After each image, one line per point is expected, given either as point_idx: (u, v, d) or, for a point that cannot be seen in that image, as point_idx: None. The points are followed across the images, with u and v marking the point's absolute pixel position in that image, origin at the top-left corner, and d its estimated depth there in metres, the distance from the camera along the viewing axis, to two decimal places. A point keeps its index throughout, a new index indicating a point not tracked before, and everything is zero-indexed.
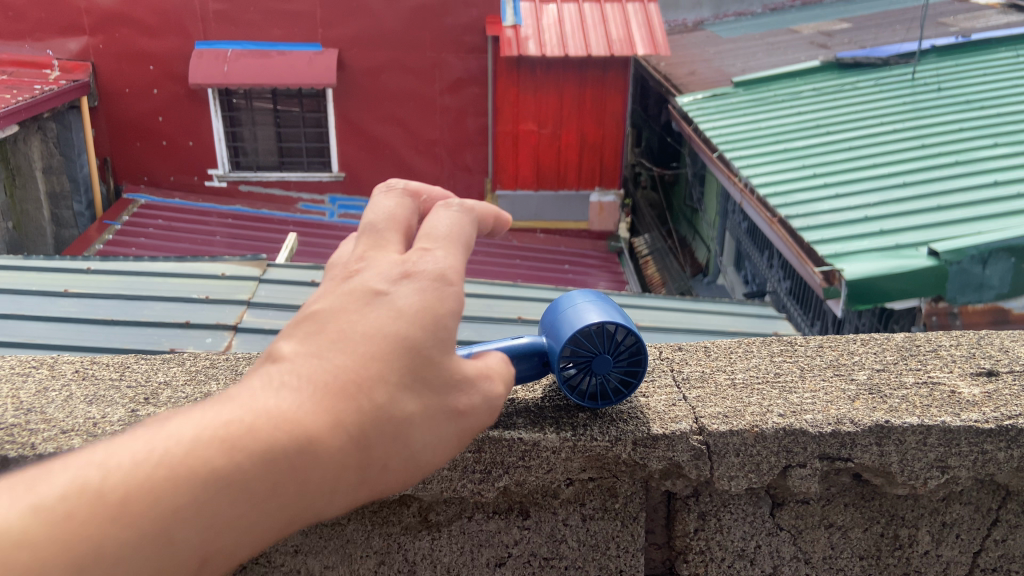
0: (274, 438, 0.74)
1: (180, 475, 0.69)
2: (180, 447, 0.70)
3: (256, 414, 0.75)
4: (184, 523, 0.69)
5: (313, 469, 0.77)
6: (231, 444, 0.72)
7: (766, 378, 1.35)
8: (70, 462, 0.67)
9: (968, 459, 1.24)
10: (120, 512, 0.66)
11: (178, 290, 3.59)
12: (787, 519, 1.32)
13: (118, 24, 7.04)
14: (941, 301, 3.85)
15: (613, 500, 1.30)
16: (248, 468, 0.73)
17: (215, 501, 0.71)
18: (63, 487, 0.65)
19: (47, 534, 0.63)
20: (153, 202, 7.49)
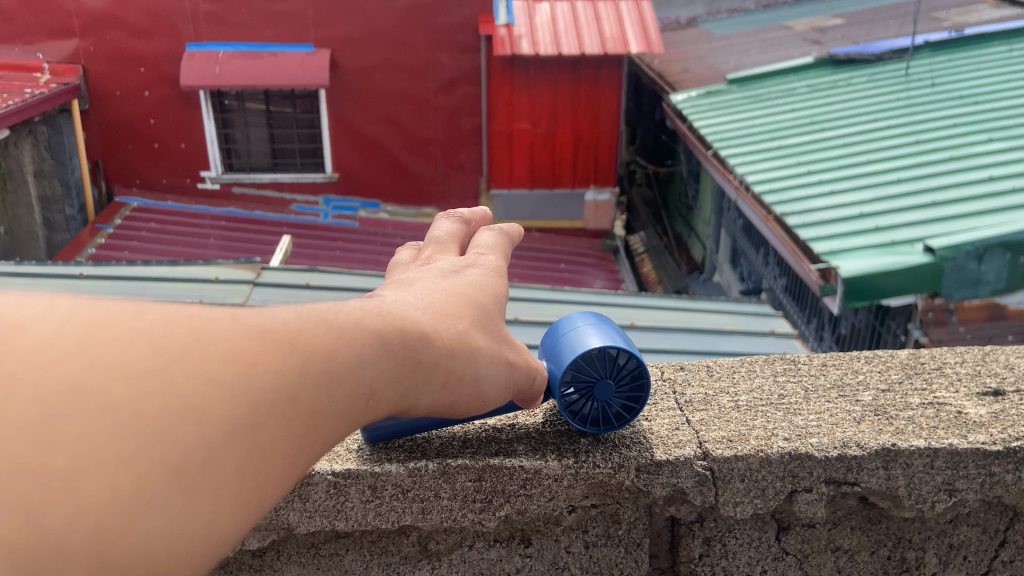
0: (300, 346, 0.79)
1: (212, 351, 0.72)
2: (216, 328, 0.74)
3: (282, 318, 0.79)
4: (206, 400, 0.70)
5: (327, 384, 0.81)
6: (262, 337, 0.76)
7: (770, 400, 1.33)
8: (115, 311, 0.71)
9: (975, 481, 1.23)
10: (147, 369, 0.68)
11: (172, 295, 3.54)
12: (792, 544, 1.30)
13: (108, 27, 6.99)
14: (937, 297, 3.88)
15: (616, 527, 1.28)
16: (274, 361, 0.76)
17: (238, 381, 0.73)
18: (101, 333, 0.68)
19: (81, 370, 0.66)
20: (146, 205, 7.45)
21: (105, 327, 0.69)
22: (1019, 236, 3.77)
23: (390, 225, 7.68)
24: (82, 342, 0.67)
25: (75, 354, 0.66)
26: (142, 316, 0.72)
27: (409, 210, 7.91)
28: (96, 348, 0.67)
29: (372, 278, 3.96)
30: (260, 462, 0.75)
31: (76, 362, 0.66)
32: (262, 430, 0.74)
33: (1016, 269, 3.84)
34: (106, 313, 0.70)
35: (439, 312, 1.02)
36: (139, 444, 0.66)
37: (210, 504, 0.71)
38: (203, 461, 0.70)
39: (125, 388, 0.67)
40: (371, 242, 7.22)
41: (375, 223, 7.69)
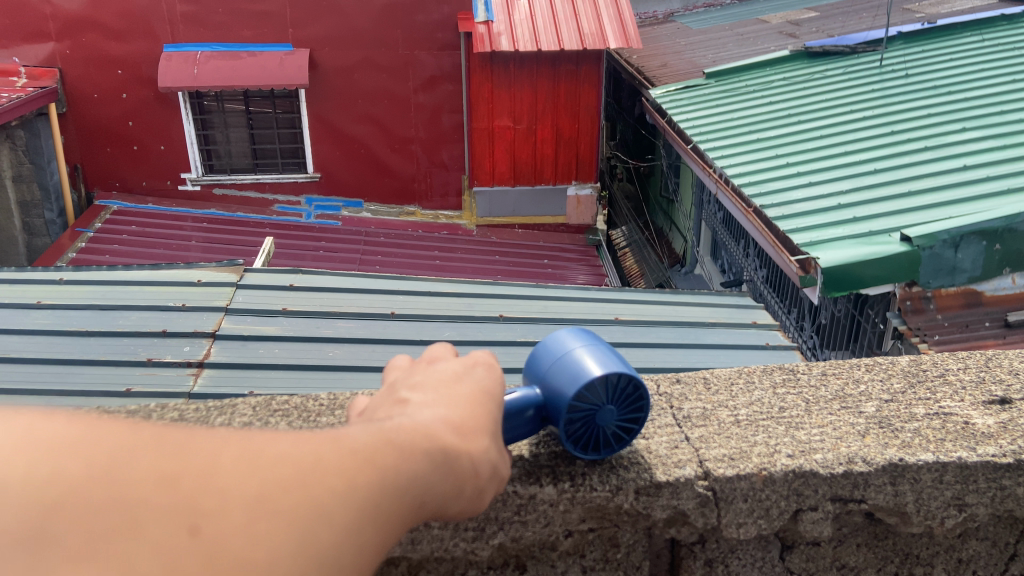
0: (385, 462, 0.79)
1: (327, 465, 0.73)
2: (320, 447, 0.75)
3: (368, 439, 0.79)
4: (331, 510, 0.71)
5: (406, 496, 0.80)
6: (357, 454, 0.76)
7: (771, 414, 1.29)
8: (233, 435, 0.72)
9: (985, 495, 1.20)
10: (280, 483, 0.69)
11: (153, 298, 3.47)
12: (797, 563, 1.26)
13: (83, 29, 6.88)
14: (915, 285, 3.83)
15: (615, 550, 1.24)
16: (372, 475, 0.76)
17: (350, 493, 0.73)
18: (238, 454, 0.69)
19: (226, 483, 0.67)
20: (126, 208, 7.33)
21: (238, 449, 0.70)
22: (994, 223, 3.79)
23: (373, 223, 7.62)
24: (219, 464, 0.68)
25: (218, 472, 0.67)
26: (259, 438, 0.73)
27: (392, 209, 7.83)
28: (234, 464, 0.68)
29: (356, 278, 3.89)
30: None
31: (222, 479, 0.67)
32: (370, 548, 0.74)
33: (992, 256, 3.85)
34: (230, 439, 0.71)
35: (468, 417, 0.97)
36: (289, 555, 0.67)
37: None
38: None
39: (268, 503, 0.68)
40: (355, 241, 7.14)
41: (358, 221, 7.61)
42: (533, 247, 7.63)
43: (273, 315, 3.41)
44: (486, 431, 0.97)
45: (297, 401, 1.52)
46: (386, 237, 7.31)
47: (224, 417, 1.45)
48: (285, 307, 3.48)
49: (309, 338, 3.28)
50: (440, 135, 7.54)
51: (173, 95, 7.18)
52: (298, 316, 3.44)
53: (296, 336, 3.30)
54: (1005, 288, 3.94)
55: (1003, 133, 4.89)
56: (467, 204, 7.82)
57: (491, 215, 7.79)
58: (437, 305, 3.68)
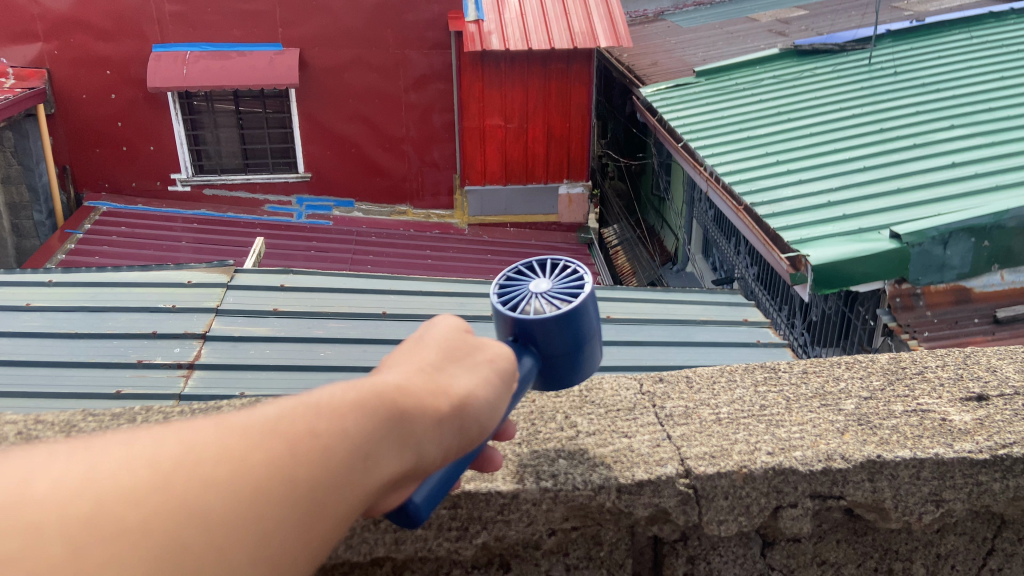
0: (331, 432, 0.72)
1: (247, 453, 0.66)
2: (235, 431, 0.67)
3: (301, 408, 0.71)
4: (265, 499, 0.65)
5: (356, 464, 0.73)
6: (299, 430, 0.70)
7: (752, 412, 1.31)
8: (131, 436, 0.65)
9: (963, 491, 1.21)
10: (194, 489, 0.62)
11: (143, 300, 3.47)
12: (778, 559, 1.28)
13: (71, 30, 6.86)
14: (904, 281, 3.87)
15: (598, 548, 1.25)
16: (313, 448, 0.70)
17: (284, 477, 0.67)
18: (137, 460, 0.62)
19: (127, 491, 0.60)
20: (116, 209, 7.29)
21: (136, 454, 0.63)
22: (982, 219, 3.82)
23: (364, 223, 7.61)
24: (116, 477, 0.61)
25: (116, 484, 0.60)
26: (159, 435, 0.65)
27: (383, 209, 7.84)
28: (136, 474, 0.61)
29: (347, 278, 3.89)
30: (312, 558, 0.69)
31: (125, 491, 0.60)
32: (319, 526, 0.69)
33: (980, 253, 3.89)
34: (125, 441, 0.64)
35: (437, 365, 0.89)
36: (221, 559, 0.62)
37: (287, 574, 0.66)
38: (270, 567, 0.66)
39: (188, 511, 0.61)
40: (346, 241, 7.14)
41: (349, 221, 7.60)
42: (524, 245, 7.63)
43: (264, 316, 3.41)
44: (461, 375, 0.91)
45: None
46: (377, 237, 7.31)
47: None
48: (276, 307, 3.48)
49: (300, 339, 3.28)
50: (431, 134, 7.54)
51: (162, 95, 7.15)
52: (289, 317, 3.44)
53: (287, 337, 3.29)
54: (995, 284, 3.98)
55: (992, 130, 4.92)
56: (458, 203, 7.82)
57: (483, 214, 7.81)
58: (427, 305, 3.69)
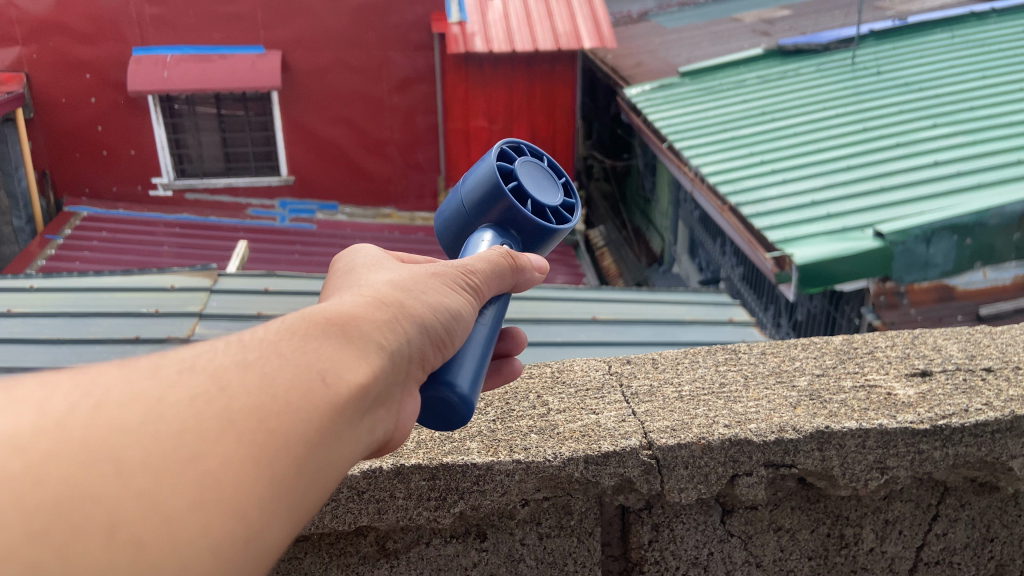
0: (314, 346, 0.75)
1: (238, 375, 0.68)
2: (214, 355, 0.69)
3: (276, 331, 0.74)
4: (273, 414, 0.67)
5: (342, 366, 0.76)
6: (269, 346, 0.72)
7: (712, 389, 1.39)
8: (103, 368, 0.65)
9: (906, 459, 1.29)
10: (197, 410, 0.63)
11: (127, 304, 3.50)
12: (736, 526, 1.37)
13: (51, 33, 6.86)
14: (888, 281, 4.00)
15: (569, 518, 1.32)
16: (309, 373, 0.72)
17: (284, 389, 0.69)
18: (121, 388, 0.63)
19: (119, 416, 0.60)
20: (96, 214, 7.29)
21: (121, 386, 0.63)
22: (964, 218, 3.89)
23: (348, 227, 7.64)
24: (106, 405, 0.61)
25: (106, 412, 0.60)
26: (130, 366, 0.66)
27: (368, 211, 7.88)
28: (125, 399, 0.62)
29: None
30: (336, 466, 0.72)
31: (117, 417, 0.60)
32: (333, 434, 0.72)
33: (963, 250, 3.98)
34: (99, 372, 0.64)
35: (396, 280, 0.94)
36: (247, 473, 0.63)
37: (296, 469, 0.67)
38: (298, 479, 0.67)
39: (198, 428, 0.62)
40: (330, 244, 7.17)
41: (333, 225, 7.64)
42: None
43: (248, 319, 3.44)
44: (426, 283, 0.96)
45: None
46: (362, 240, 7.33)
47: None
48: (260, 311, 3.52)
49: None
50: (415, 137, 7.60)
51: (143, 99, 7.16)
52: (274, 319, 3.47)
53: None
54: (977, 281, 4.14)
55: (972, 129, 5.03)
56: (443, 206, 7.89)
57: None
58: None
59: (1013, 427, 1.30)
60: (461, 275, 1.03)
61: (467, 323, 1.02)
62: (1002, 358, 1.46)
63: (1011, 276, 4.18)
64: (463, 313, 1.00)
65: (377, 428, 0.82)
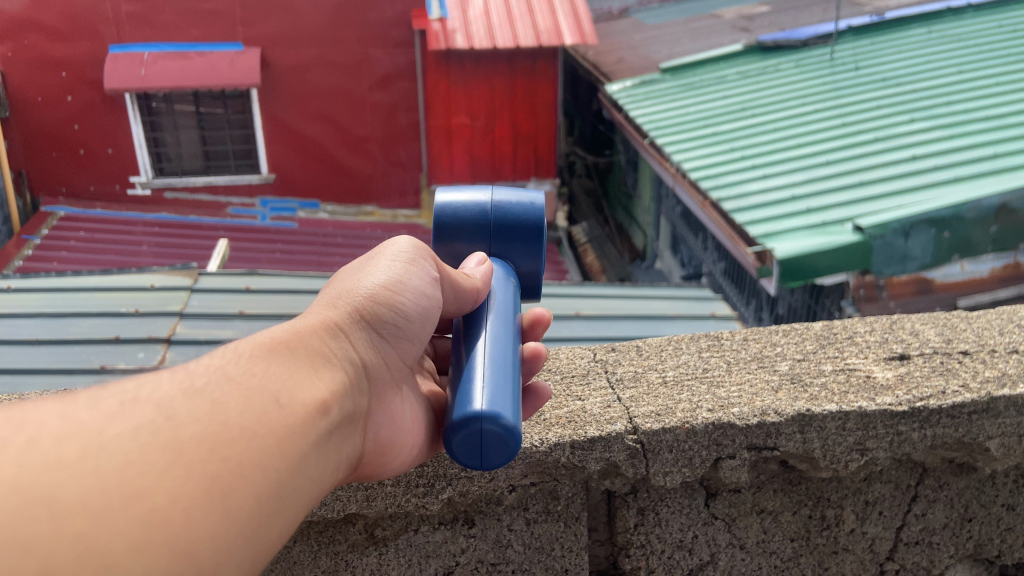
0: (262, 366, 0.86)
1: (184, 404, 0.77)
2: (160, 386, 0.79)
3: (224, 356, 0.85)
4: (224, 443, 0.76)
5: (295, 388, 0.86)
6: (218, 376, 0.82)
7: (695, 374, 1.42)
8: (44, 405, 0.75)
9: (885, 440, 1.32)
10: (141, 445, 0.72)
11: (106, 305, 3.47)
12: (721, 508, 1.39)
13: (26, 31, 6.78)
14: (869, 274, 4.05)
15: (556, 503, 1.34)
16: (265, 396, 0.83)
17: (234, 416, 0.79)
18: (60, 425, 0.72)
19: (58, 452, 0.69)
20: (74, 214, 7.17)
21: (59, 422, 0.72)
22: (943, 212, 3.93)
23: (330, 225, 7.61)
24: (47, 445, 0.69)
25: (44, 446, 0.69)
26: (70, 401, 0.76)
27: (349, 209, 7.89)
28: (67, 436, 0.71)
29: (313, 279, 3.92)
30: (297, 481, 0.82)
31: (57, 455, 0.69)
32: (291, 453, 0.82)
33: (940, 243, 4.02)
34: (38, 409, 0.74)
35: (334, 287, 1.07)
36: (195, 507, 0.71)
37: (239, 497, 0.76)
38: (251, 507, 0.77)
39: (142, 460, 0.71)
40: (312, 241, 7.12)
41: (315, 223, 7.60)
42: None
43: (229, 319, 3.41)
44: (363, 276, 1.07)
45: None
46: (344, 237, 7.29)
47: None
48: (242, 310, 3.49)
49: None
50: (397, 134, 7.60)
51: (120, 96, 7.09)
52: (255, 318, 3.45)
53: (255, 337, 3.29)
54: (955, 274, 4.24)
55: (950, 123, 5.10)
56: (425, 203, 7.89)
57: None
58: None
59: (990, 408, 1.33)
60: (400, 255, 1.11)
61: (428, 295, 1.10)
62: (979, 341, 1.49)
63: (989, 269, 4.28)
64: (413, 284, 1.08)
65: (347, 441, 0.95)
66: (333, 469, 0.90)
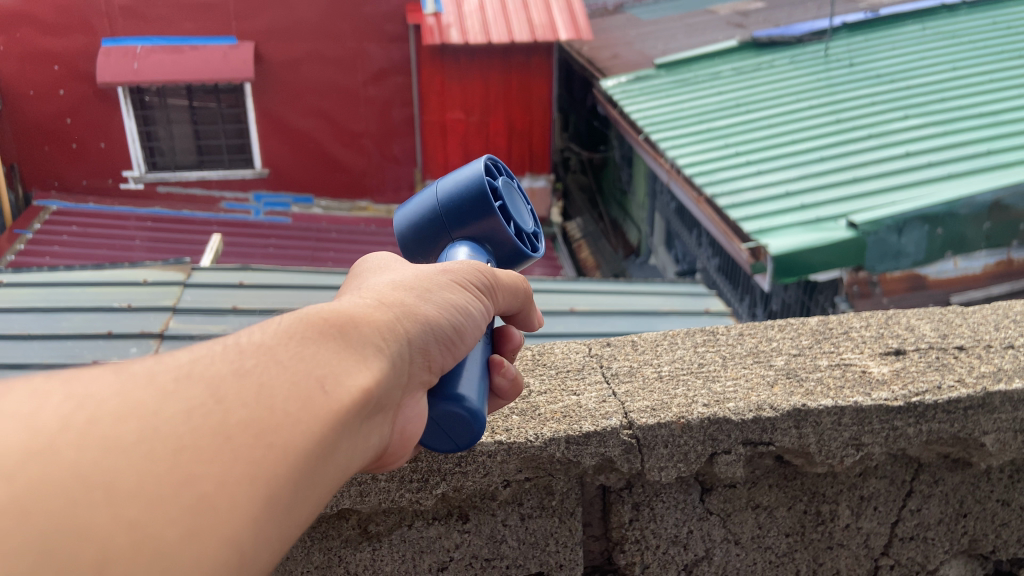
0: (314, 350, 0.77)
1: (235, 386, 0.69)
2: (212, 362, 0.70)
3: (275, 334, 0.76)
4: (271, 428, 0.68)
5: (344, 379, 0.77)
6: (268, 356, 0.73)
7: (690, 369, 1.41)
8: (98, 374, 0.66)
9: (880, 435, 1.32)
10: (193, 427, 0.64)
11: (98, 300, 3.45)
12: (716, 504, 1.39)
13: (18, 25, 6.74)
14: (862, 270, 4.06)
15: (550, 498, 1.34)
16: (318, 381, 0.75)
17: (282, 401, 0.71)
18: (115, 400, 0.64)
19: (113, 432, 0.61)
20: (66, 208, 7.13)
21: (116, 400, 0.64)
22: (936, 208, 3.94)
23: (324, 220, 7.58)
24: (96, 421, 0.61)
25: (98, 426, 0.61)
26: (125, 372, 0.67)
27: (343, 204, 7.86)
28: (120, 413, 0.63)
29: (307, 275, 3.91)
30: (334, 462, 0.75)
31: (110, 435, 0.61)
32: (333, 440, 0.74)
33: (933, 240, 4.03)
34: (92, 378, 0.66)
35: (405, 279, 0.99)
36: (243, 492, 0.64)
37: (288, 485, 0.68)
38: (292, 491, 0.69)
39: (192, 447, 0.63)
40: (306, 236, 7.09)
41: (309, 218, 7.58)
42: None
43: (223, 314, 3.40)
44: (437, 283, 1.00)
45: None
46: (339, 232, 7.26)
47: None
48: (236, 305, 3.48)
49: None
50: (391, 128, 7.58)
51: (112, 90, 7.05)
52: (248, 313, 3.43)
53: None
54: (948, 271, 4.25)
55: (943, 120, 5.11)
56: None
57: None
58: None
59: (985, 403, 1.33)
60: (471, 275, 1.06)
61: (476, 323, 1.04)
62: (974, 337, 1.49)
63: (982, 265, 4.29)
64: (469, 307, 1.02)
65: (374, 426, 0.86)
66: (359, 455, 0.82)
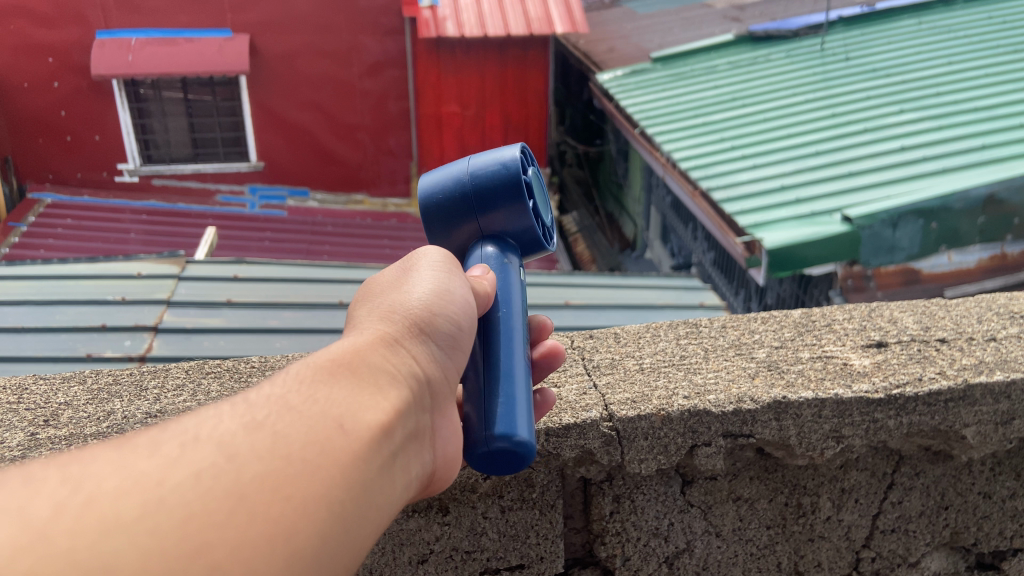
0: (326, 391, 0.73)
1: (246, 440, 0.65)
2: (220, 422, 0.67)
3: (284, 384, 0.72)
4: (287, 481, 0.64)
5: (363, 414, 0.73)
6: (280, 406, 0.70)
7: (673, 361, 1.41)
8: (100, 454, 0.64)
9: (861, 428, 1.32)
10: (202, 489, 0.60)
11: (91, 293, 3.43)
12: (696, 496, 1.39)
13: (12, 16, 6.69)
14: (856, 265, 4.07)
15: (530, 490, 1.34)
16: (335, 421, 0.70)
17: (299, 450, 0.66)
18: (119, 479, 0.60)
19: (114, 510, 0.57)
20: (61, 201, 7.05)
21: (117, 475, 0.60)
22: (931, 203, 3.94)
23: (319, 213, 7.54)
24: (95, 498, 0.58)
25: (97, 508, 0.57)
26: (128, 447, 0.64)
27: (338, 197, 7.83)
28: (123, 488, 0.59)
29: (301, 268, 3.89)
30: (364, 507, 0.69)
31: (111, 513, 0.57)
32: (361, 480, 0.69)
33: (927, 234, 4.02)
34: (94, 458, 0.63)
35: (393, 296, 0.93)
36: (260, 551, 0.60)
37: (309, 541, 0.63)
38: (319, 546, 0.64)
39: (204, 512, 0.59)
40: (301, 231, 7.04)
41: (304, 211, 7.55)
42: None
43: (217, 307, 3.38)
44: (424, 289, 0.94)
45: (230, 364, 1.48)
46: (333, 226, 7.22)
47: (158, 379, 1.43)
48: (229, 298, 3.46)
49: (255, 328, 3.24)
50: (386, 122, 7.55)
51: (106, 83, 7.03)
52: (242, 307, 3.41)
53: (240, 326, 3.26)
54: (942, 264, 4.30)
55: (938, 114, 5.11)
56: None
57: None
58: None
59: (966, 396, 1.33)
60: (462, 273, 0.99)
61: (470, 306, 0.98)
62: (956, 329, 1.49)
63: (976, 259, 4.32)
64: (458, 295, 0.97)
65: (411, 460, 0.79)
66: (400, 496, 0.76)
